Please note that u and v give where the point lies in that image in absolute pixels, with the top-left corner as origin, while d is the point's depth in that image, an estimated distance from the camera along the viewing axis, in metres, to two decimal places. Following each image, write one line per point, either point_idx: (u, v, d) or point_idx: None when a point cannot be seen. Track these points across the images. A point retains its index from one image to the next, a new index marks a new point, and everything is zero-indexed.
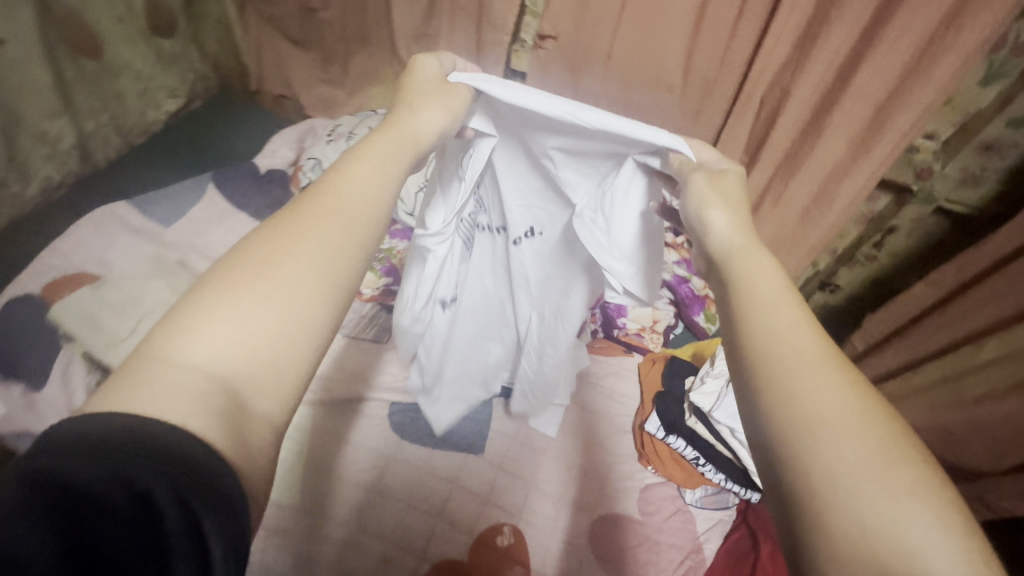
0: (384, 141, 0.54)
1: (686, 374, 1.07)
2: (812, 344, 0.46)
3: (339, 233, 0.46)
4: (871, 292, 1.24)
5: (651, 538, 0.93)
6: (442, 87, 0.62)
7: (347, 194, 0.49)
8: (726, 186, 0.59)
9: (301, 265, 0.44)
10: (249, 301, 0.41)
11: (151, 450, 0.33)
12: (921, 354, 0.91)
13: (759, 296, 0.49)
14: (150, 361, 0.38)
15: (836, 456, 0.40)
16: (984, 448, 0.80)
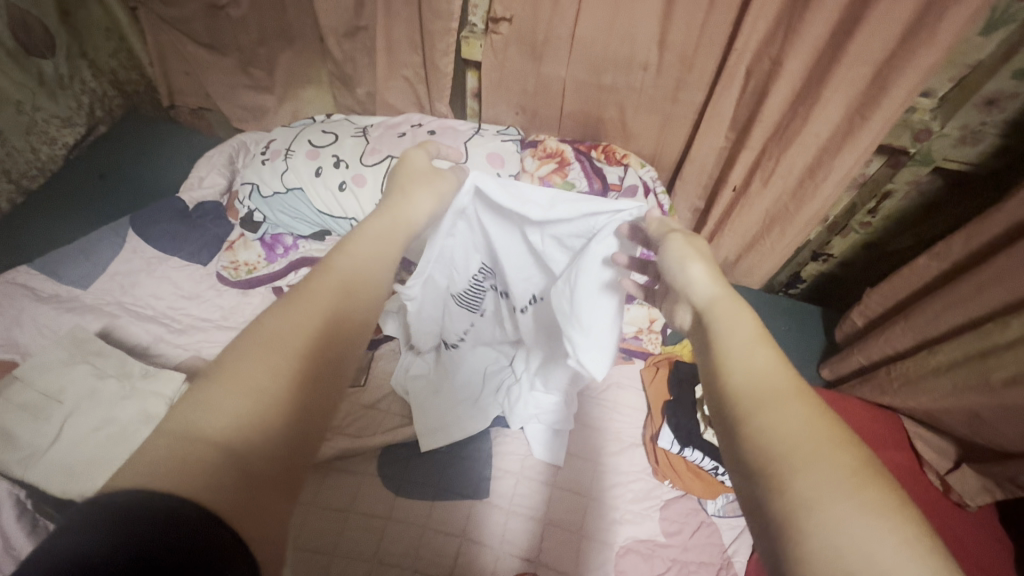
0: (383, 224, 0.56)
1: (695, 379, 1.00)
2: (784, 376, 0.40)
3: (338, 306, 0.46)
4: (865, 259, 1.19)
5: (678, 561, 0.87)
6: (430, 173, 0.66)
7: (349, 268, 0.49)
8: (701, 244, 0.55)
9: (304, 342, 0.42)
10: (258, 373, 0.39)
11: (164, 502, 0.31)
12: (937, 332, 0.86)
13: (731, 333, 0.45)
14: (160, 436, 0.35)
15: (812, 488, 0.33)
16: (1016, 429, 0.75)
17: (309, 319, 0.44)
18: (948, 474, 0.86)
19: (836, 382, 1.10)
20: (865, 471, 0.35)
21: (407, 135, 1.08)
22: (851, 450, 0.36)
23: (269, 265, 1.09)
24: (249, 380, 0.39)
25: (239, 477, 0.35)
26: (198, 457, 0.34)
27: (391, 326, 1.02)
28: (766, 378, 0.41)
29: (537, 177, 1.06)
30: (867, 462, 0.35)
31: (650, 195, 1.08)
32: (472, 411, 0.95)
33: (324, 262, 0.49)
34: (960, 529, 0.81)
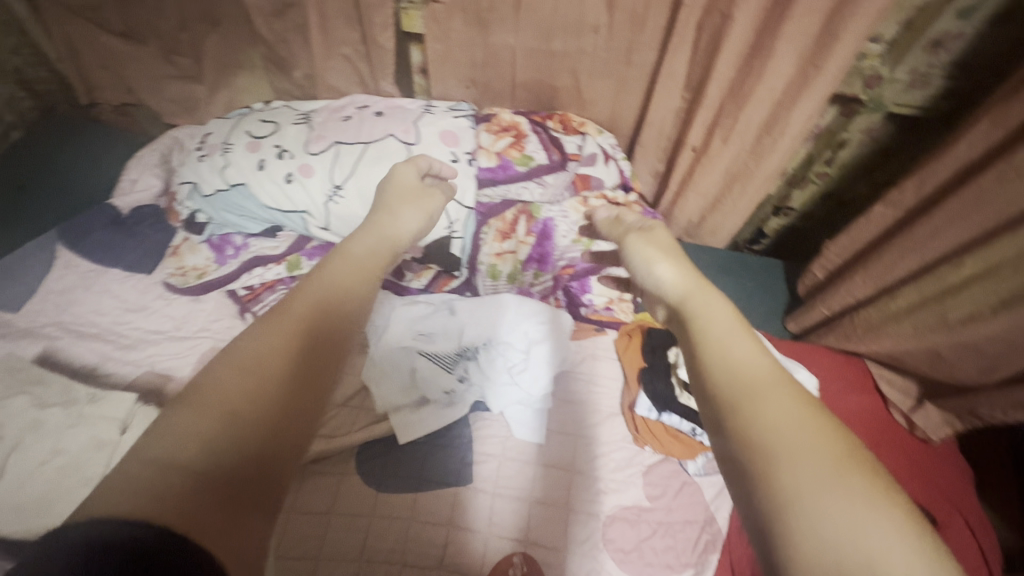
0: (367, 242, 0.72)
1: (667, 345, 1.02)
2: (763, 367, 0.51)
3: (307, 334, 0.55)
4: (825, 210, 1.20)
5: (664, 523, 0.89)
6: (418, 191, 0.85)
7: (320, 292, 0.60)
8: (659, 241, 0.75)
9: (277, 380, 0.49)
10: (232, 408, 0.46)
11: (136, 528, 0.36)
12: (896, 277, 0.87)
13: (714, 331, 0.56)
14: (141, 456, 0.41)
15: (791, 469, 0.42)
16: (976, 364, 0.78)
17: (282, 358, 0.51)
18: (913, 413, 0.89)
19: (802, 334, 1.12)
20: (844, 459, 0.42)
21: (353, 118, 1.03)
22: (828, 439, 0.44)
23: (220, 269, 1.03)
24: (223, 414, 0.45)
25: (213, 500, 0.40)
26: (173, 482, 0.39)
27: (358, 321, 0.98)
28: (750, 375, 0.50)
29: (494, 152, 1.04)
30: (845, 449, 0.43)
31: (611, 161, 1.08)
32: (443, 407, 0.93)
33: (295, 292, 0.59)
34: (925, 462, 0.85)
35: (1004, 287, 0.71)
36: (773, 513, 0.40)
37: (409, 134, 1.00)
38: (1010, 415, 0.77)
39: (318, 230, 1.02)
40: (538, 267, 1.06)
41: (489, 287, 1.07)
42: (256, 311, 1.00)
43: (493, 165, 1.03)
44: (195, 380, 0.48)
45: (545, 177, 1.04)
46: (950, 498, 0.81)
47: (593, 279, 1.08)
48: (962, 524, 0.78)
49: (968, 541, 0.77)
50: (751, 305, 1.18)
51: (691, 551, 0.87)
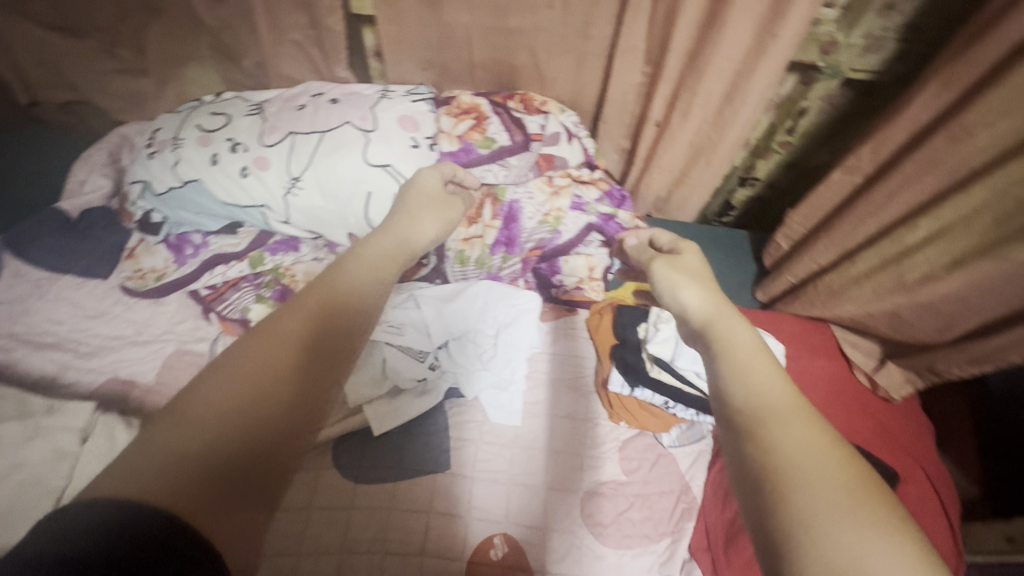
0: (387, 245, 0.74)
1: (639, 322, 1.02)
2: (786, 393, 0.51)
3: (318, 329, 0.57)
4: (789, 179, 1.21)
5: (641, 496, 0.90)
6: (442, 201, 0.86)
7: (335, 289, 0.62)
8: (684, 267, 0.78)
9: (280, 377, 0.51)
10: (233, 405, 0.47)
11: (142, 509, 0.38)
12: (855, 242, 0.89)
13: (739, 352, 0.57)
14: (153, 438, 0.44)
15: (809, 497, 0.42)
16: (933, 323, 0.80)
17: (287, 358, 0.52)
18: (876, 373, 0.91)
19: (771, 303, 1.13)
20: (859, 487, 0.44)
21: (307, 107, 0.99)
22: (846, 467, 0.45)
23: (179, 269, 1.01)
24: (224, 409, 0.47)
25: (211, 493, 0.42)
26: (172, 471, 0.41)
27: None
28: (774, 399, 0.51)
29: (455, 136, 1.02)
30: (861, 478, 0.45)
31: (574, 140, 1.07)
32: (417, 396, 0.93)
33: (309, 288, 0.62)
34: (887, 421, 0.87)
35: (955, 247, 0.73)
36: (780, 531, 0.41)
37: (366, 121, 0.97)
38: (964, 370, 0.79)
39: (279, 223, 1.00)
40: (506, 250, 1.03)
41: (460, 274, 1.03)
42: (222, 310, 0.98)
43: (456, 149, 1.02)
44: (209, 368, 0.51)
45: (508, 159, 1.03)
46: (912, 453, 0.84)
47: (561, 259, 1.06)
48: (923, 478, 0.81)
49: (928, 493, 0.80)
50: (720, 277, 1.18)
51: (668, 520, 0.89)
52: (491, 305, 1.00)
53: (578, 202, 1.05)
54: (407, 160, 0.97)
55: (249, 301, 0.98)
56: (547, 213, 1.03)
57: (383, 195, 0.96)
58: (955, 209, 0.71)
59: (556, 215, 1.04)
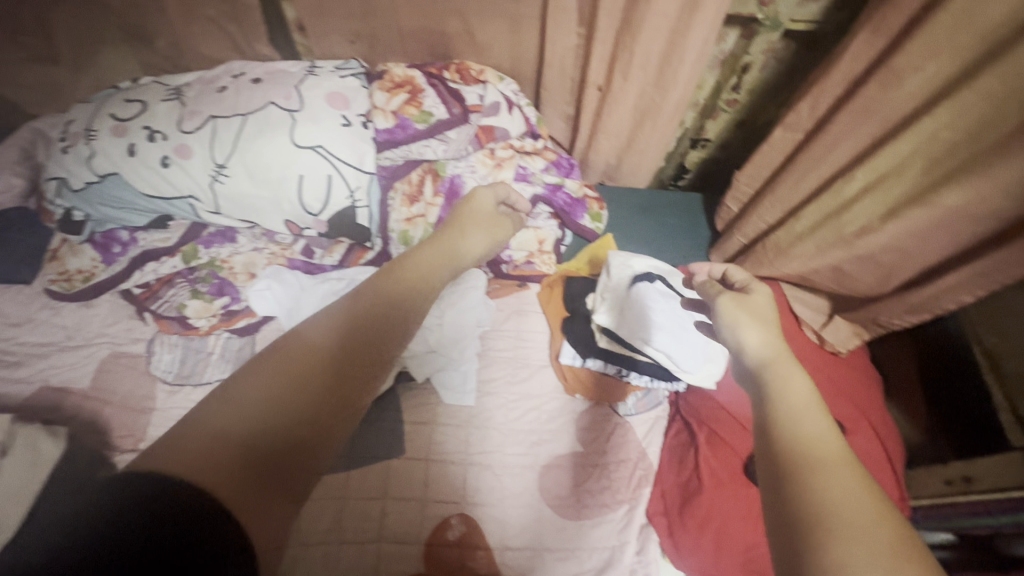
0: (439, 248, 0.77)
1: (589, 291, 1.02)
2: (835, 446, 0.52)
3: (363, 327, 0.58)
4: (739, 138, 1.20)
5: (598, 465, 0.90)
6: (490, 219, 0.88)
7: (385, 289, 0.65)
8: (754, 306, 0.71)
9: (326, 369, 0.52)
10: (280, 394, 0.48)
11: (182, 491, 0.39)
12: (799, 198, 0.88)
13: (792, 397, 0.57)
14: (199, 422, 0.45)
15: (845, 549, 0.43)
16: (874, 275, 0.80)
17: (332, 352, 0.54)
18: (824, 329, 0.91)
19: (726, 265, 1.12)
20: (897, 549, 0.44)
21: (228, 89, 0.94)
22: (887, 525, 0.45)
23: (109, 269, 0.96)
24: (273, 397, 0.48)
25: (254, 475, 0.43)
26: (221, 452, 0.42)
27: (264, 304, 0.94)
28: (823, 450, 0.52)
29: (390, 112, 0.97)
30: (902, 538, 0.45)
31: (515, 109, 1.03)
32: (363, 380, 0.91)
33: (362, 289, 0.64)
34: (836, 374, 0.88)
35: (890, 196, 0.72)
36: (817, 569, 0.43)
37: (291, 101, 0.92)
38: (904, 320, 0.79)
39: (210, 214, 0.96)
40: None
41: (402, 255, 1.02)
42: (156, 309, 0.94)
43: (390, 125, 0.97)
44: (258, 359, 0.52)
45: (446, 133, 0.99)
46: (857, 405, 0.84)
47: None
48: (868, 428, 0.81)
49: (873, 442, 0.80)
50: (674, 241, 1.17)
51: (625, 487, 0.89)
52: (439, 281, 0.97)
53: (523, 172, 1.03)
54: (338, 140, 0.92)
55: (184, 297, 0.94)
56: None
57: (315, 177, 0.92)
58: (888, 157, 0.70)
59: None
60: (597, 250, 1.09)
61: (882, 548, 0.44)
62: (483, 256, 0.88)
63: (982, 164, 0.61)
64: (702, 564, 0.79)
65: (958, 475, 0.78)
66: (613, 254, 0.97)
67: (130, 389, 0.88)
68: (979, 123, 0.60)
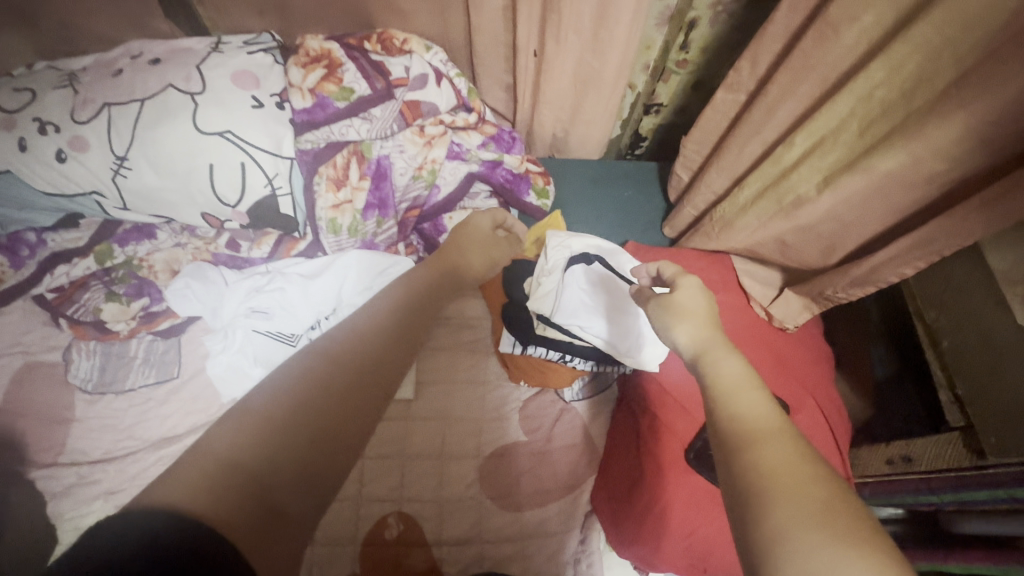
0: (437, 265, 0.79)
1: (528, 274, 0.95)
2: (770, 418, 0.48)
3: (371, 349, 0.59)
4: (693, 101, 1.13)
5: (544, 454, 0.87)
6: (489, 241, 0.89)
7: (395, 302, 0.68)
8: (682, 301, 0.63)
9: (337, 392, 0.52)
10: (290, 420, 0.48)
11: (187, 526, 0.37)
12: (744, 166, 0.82)
13: (726, 376, 0.53)
14: (202, 452, 0.43)
15: (785, 515, 0.39)
16: (818, 248, 0.75)
17: (342, 377, 0.54)
18: (772, 305, 0.86)
19: (680, 237, 1.07)
20: (836, 502, 0.40)
21: (125, 71, 0.86)
22: (827, 482, 0.42)
23: (18, 273, 0.90)
24: (282, 421, 0.47)
25: (259, 507, 0.42)
26: (227, 483, 0.41)
27: (187, 308, 0.89)
28: (753, 420, 0.48)
29: (307, 90, 0.89)
30: (840, 491, 0.41)
31: (444, 82, 0.96)
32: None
33: (375, 304, 0.67)
34: (782, 352, 0.84)
35: (826, 163, 0.66)
36: (763, 548, 0.39)
37: (191, 83, 0.84)
38: (851, 295, 0.74)
39: (119, 211, 0.90)
40: (379, 213, 0.94)
41: (335, 244, 0.94)
42: (72, 313, 0.89)
43: (309, 105, 0.89)
44: (262, 383, 0.51)
45: (370, 110, 0.91)
46: (804, 384, 0.81)
47: (446, 217, 1.00)
48: (814, 408, 0.78)
49: (819, 421, 0.78)
50: (627, 214, 1.11)
51: (571, 474, 0.87)
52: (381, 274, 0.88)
53: (456, 151, 0.99)
54: (248, 123, 0.85)
55: (98, 300, 0.89)
56: (420, 167, 0.95)
57: (226, 165, 0.86)
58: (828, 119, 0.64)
59: (431, 168, 0.96)
60: (543, 228, 1.04)
61: (821, 505, 0.40)
62: (484, 275, 0.89)
63: (916, 127, 0.55)
64: (647, 553, 0.77)
65: (898, 455, 0.75)
66: (550, 236, 0.92)
67: (45, 399, 0.83)
68: (913, 80, 0.55)
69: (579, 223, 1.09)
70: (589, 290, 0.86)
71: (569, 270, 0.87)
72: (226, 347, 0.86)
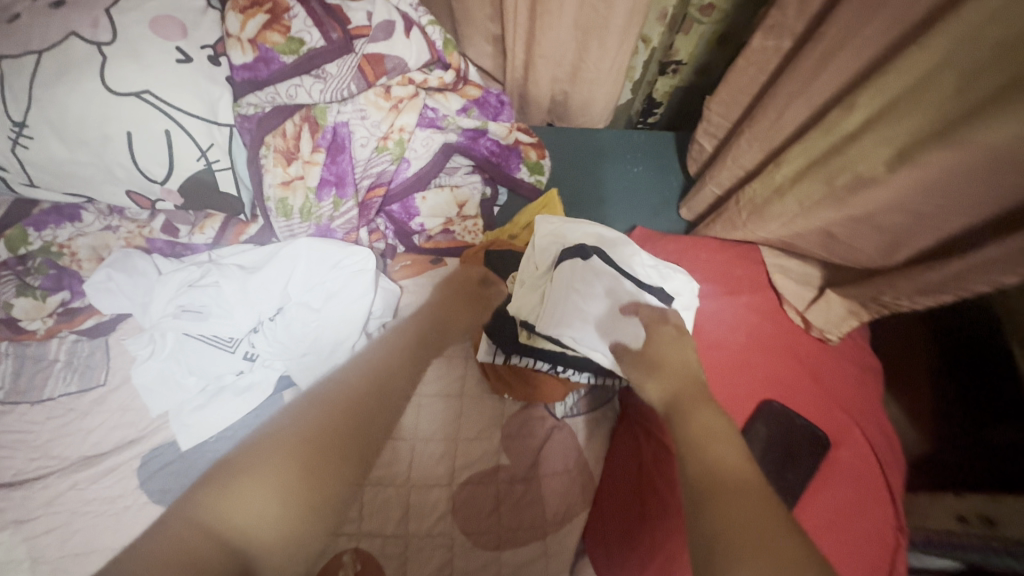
0: (430, 310, 0.70)
1: (512, 267, 0.82)
2: (743, 470, 0.44)
3: (378, 381, 0.53)
4: (718, 59, 0.95)
5: (529, 481, 0.74)
6: (473, 298, 0.76)
7: (404, 333, 0.62)
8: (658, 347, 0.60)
9: (340, 437, 0.47)
10: (275, 483, 0.43)
11: None
12: (782, 135, 0.66)
13: (698, 422, 0.49)
14: (193, 519, 0.41)
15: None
16: (876, 244, 0.58)
17: (335, 422, 0.47)
18: (808, 311, 0.71)
19: (698, 221, 0.90)
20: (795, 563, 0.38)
21: (21, 16, 0.68)
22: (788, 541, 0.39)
23: None
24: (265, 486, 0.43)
25: None
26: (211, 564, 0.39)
27: (111, 304, 0.76)
28: (722, 470, 0.44)
29: (248, 42, 0.73)
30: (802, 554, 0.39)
31: (413, 30, 0.79)
32: (236, 395, 0.72)
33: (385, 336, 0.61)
34: (817, 367, 0.69)
35: (901, 131, 0.49)
36: None
37: (99, 31, 0.68)
38: (916, 304, 0.58)
39: (30, 187, 0.76)
40: (336, 191, 0.78)
41: (287, 229, 0.80)
42: None
43: (250, 59, 0.73)
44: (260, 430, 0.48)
45: (324, 66, 0.75)
46: (844, 408, 0.66)
47: (417, 197, 0.86)
48: (860, 441, 0.64)
49: (867, 457, 0.63)
50: (636, 194, 0.94)
51: (560, 505, 0.73)
52: (339, 265, 0.75)
53: (430, 118, 0.84)
54: (171, 82, 0.70)
55: (9, 292, 0.76)
56: (385, 136, 0.79)
57: (149, 134, 0.71)
58: (909, 70, 0.47)
59: (398, 138, 0.80)
60: (535, 208, 0.89)
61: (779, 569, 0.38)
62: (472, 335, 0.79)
63: None
64: None
65: (975, 513, 0.60)
66: (540, 220, 0.78)
67: None
68: None
69: (580, 204, 0.93)
70: (581, 291, 0.69)
71: (565, 265, 0.71)
72: (151, 352, 0.73)
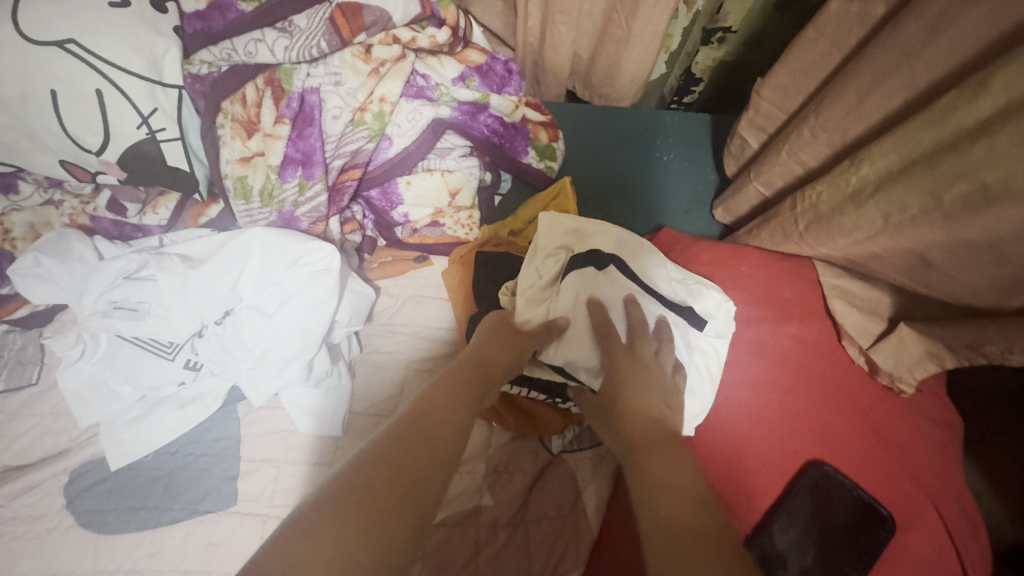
0: (492, 334, 0.55)
1: (506, 272, 0.68)
2: (702, 524, 0.36)
3: (452, 421, 0.42)
4: (774, 29, 0.79)
5: (514, 526, 0.63)
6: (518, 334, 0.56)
7: (472, 351, 0.52)
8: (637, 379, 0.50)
9: (410, 486, 0.36)
10: (358, 530, 0.33)
11: None
12: (864, 125, 0.50)
13: (654, 470, 0.42)
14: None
15: None
16: (987, 279, 0.43)
17: (402, 448, 0.38)
18: (873, 350, 0.56)
19: (736, 225, 0.75)
20: None
21: None
22: None
23: None
24: (357, 521, 0.33)
25: None
26: None
27: (44, 296, 0.66)
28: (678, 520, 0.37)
29: None
30: None
31: None
32: (178, 408, 0.64)
33: (454, 360, 0.51)
34: (878, 421, 0.55)
35: None
36: None
37: None
38: None
39: None
40: (302, 172, 0.65)
41: (247, 214, 0.68)
42: None
43: (203, 8, 0.61)
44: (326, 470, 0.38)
45: (291, 18, 0.62)
46: (914, 475, 0.52)
47: (401, 181, 0.72)
48: (932, 520, 0.50)
49: (939, 541, 0.49)
50: (661, 187, 0.79)
51: (549, 560, 0.61)
52: (300, 263, 0.63)
53: (419, 87, 0.69)
54: (102, 30, 0.56)
55: None
56: (363, 107, 0.66)
57: (77, 94, 0.58)
58: None
59: (378, 109, 0.66)
60: (540, 200, 0.75)
61: None
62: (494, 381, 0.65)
63: None
64: None
65: None
66: (545, 216, 0.63)
67: None
68: None
69: (593, 197, 0.79)
70: (584, 311, 0.57)
71: (569, 278, 0.59)
72: (78, 357, 0.63)
